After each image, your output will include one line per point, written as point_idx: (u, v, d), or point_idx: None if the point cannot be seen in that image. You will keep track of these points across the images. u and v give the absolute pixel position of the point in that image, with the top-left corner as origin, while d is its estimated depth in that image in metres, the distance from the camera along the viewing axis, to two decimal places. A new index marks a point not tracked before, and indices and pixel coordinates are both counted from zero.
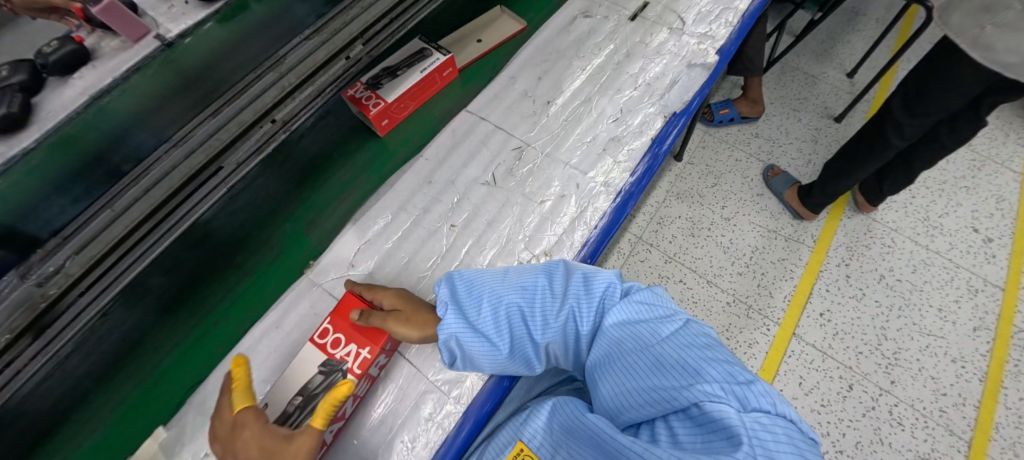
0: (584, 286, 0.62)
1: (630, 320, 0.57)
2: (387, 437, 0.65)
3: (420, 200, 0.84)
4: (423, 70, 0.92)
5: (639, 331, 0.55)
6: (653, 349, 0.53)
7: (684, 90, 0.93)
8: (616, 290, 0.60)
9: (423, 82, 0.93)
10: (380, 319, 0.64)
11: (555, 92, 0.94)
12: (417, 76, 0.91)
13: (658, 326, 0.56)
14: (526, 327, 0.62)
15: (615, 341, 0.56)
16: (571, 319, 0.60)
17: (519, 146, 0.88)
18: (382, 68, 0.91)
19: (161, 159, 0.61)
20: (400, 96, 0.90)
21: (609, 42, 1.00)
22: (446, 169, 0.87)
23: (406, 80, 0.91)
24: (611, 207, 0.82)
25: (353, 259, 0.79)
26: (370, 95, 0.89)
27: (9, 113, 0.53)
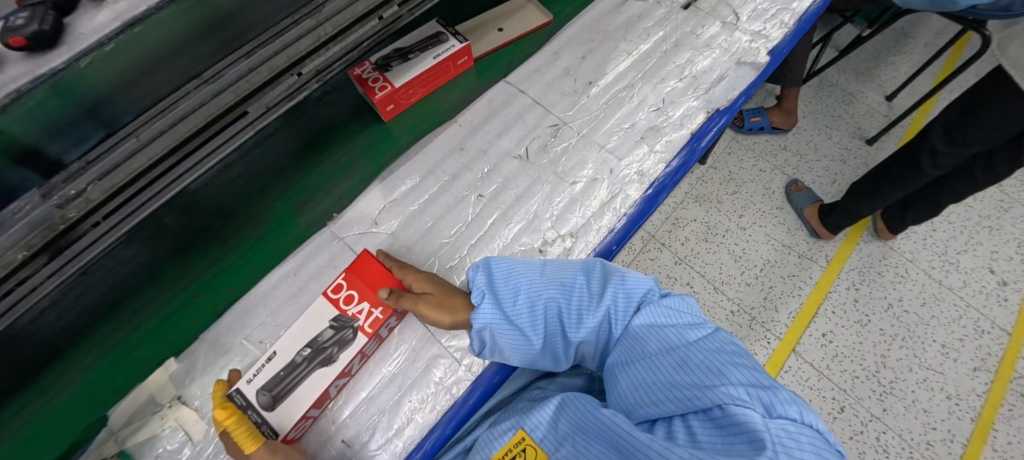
0: (618, 284, 0.61)
1: (661, 324, 0.57)
2: (395, 396, 0.65)
3: (449, 166, 0.82)
4: (436, 56, 0.88)
5: (667, 334, 0.55)
6: (680, 352, 0.53)
7: (730, 88, 0.90)
8: (649, 293, 0.60)
9: (434, 70, 0.89)
10: (412, 302, 0.63)
11: (598, 73, 0.91)
12: (429, 62, 0.87)
13: (686, 330, 0.55)
14: (555, 321, 0.62)
15: (641, 341, 0.56)
16: (602, 317, 0.60)
17: (556, 124, 0.86)
18: (394, 49, 0.88)
19: (188, 95, 0.56)
20: (409, 82, 0.87)
21: (659, 29, 0.97)
22: (479, 137, 0.85)
23: (418, 65, 0.87)
24: (641, 197, 0.80)
25: (376, 217, 0.78)
26: (378, 77, 0.86)
27: (40, 31, 0.46)
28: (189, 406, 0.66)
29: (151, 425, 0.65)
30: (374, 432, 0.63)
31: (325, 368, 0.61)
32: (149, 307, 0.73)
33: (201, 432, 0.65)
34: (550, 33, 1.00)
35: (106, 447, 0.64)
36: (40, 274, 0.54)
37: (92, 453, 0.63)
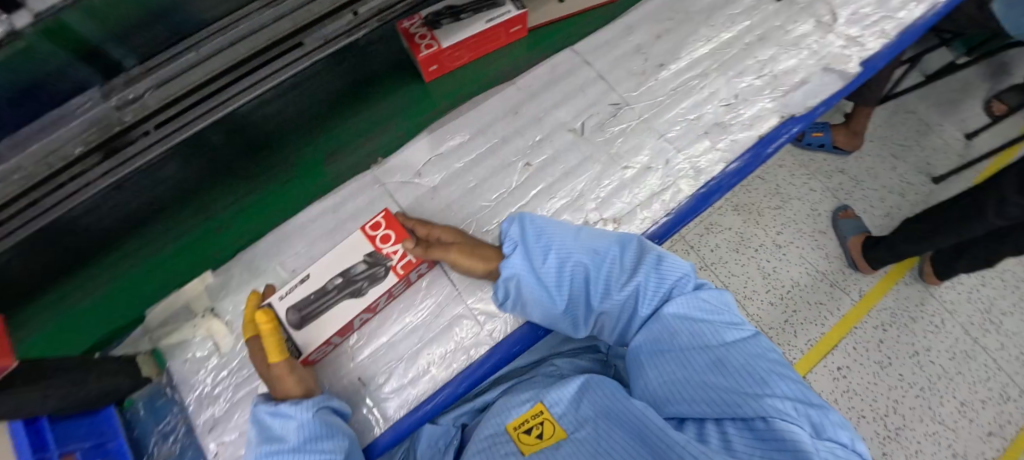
0: (655, 266, 0.58)
1: (697, 316, 0.54)
2: (414, 346, 0.66)
3: (501, 128, 0.80)
4: (490, 21, 0.83)
5: (704, 328, 0.53)
6: (717, 352, 0.50)
7: (810, 95, 0.84)
8: (685, 281, 0.57)
9: (485, 34, 0.84)
10: (445, 252, 0.63)
11: (671, 57, 0.86)
12: (480, 25, 0.82)
13: (724, 328, 0.53)
14: (583, 291, 0.61)
15: (675, 333, 0.53)
16: (633, 296, 0.58)
17: (617, 103, 0.82)
18: (446, 7, 0.83)
19: (252, 14, 0.55)
20: (459, 43, 0.82)
21: (745, 18, 0.90)
22: (536, 104, 0.82)
23: (470, 27, 0.82)
24: (693, 195, 0.76)
25: (420, 169, 0.77)
26: (426, 35, 0.81)
27: None
28: (220, 319, 0.69)
29: (184, 330, 0.68)
30: (390, 376, 0.65)
31: (350, 305, 0.62)
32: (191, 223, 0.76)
33: (228, 345, 0.68)
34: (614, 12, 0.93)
35: (141, 342, 0.67)
36: (93, 171, 0.55)
37: (126, 345, 0.67)
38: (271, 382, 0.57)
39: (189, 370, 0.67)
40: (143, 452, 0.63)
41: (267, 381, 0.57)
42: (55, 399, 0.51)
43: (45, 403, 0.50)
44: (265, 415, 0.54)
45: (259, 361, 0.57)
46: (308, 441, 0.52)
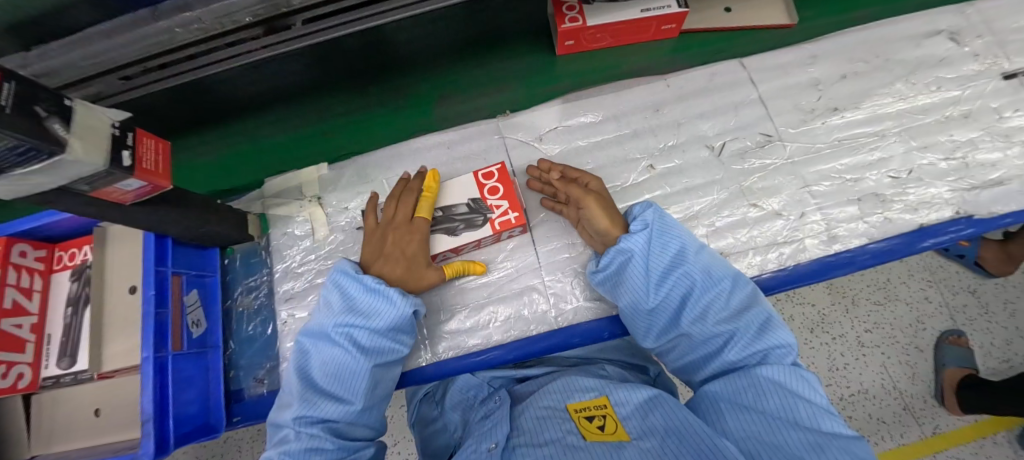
0: (764, 320, 0.53)
1: (797, 393, 0.48)
2: (482, 299, 0.66)
3: (635, 121, 0.76)
4: (647, 9, 0.73)
5: (804, 409, 0.47)
6: (814, 434, 0.45)
7: (1004, 199, 0.70)
8: (788, 353, 0.52)
9: (634, 25, 0.75)
10: (580, 193, 0.60)
11: (849, 104, 0.76)
12: (633, 13, 0.73)
13: (827, 420, 0.46)
14: (678, 306, 0.56)
15: (767, 397, 0.48)
16: (731, 338, 0.53)
17: (768, 134, 0.74)
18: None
19: None
20: (607, 25, 0.74)
21: (956, 86, 0.76)
22: (680, 107, 0.76)
23: (624, 12, 0.74)
24: (817, 260, 0.68)
25: (542, 134, 0.76)
26: (573, 6, 0.74)
27: None
28: (322, 208, 0.73)
29: (290, 206, 0.73)
30: (451, 317, 0.66)
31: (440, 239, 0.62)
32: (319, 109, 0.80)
33: (321, 234, 0.72)
34: (785, 41, 0.81)
35: (253, 204, 0.74)
36: (251, 42, 0.59)
37: (243, 202, 0.75)
38: (412, 268, 0.58)
39: (283, 243, 0.73)
40: (229, 297, 0.71)
41: (414, 264, 0.58)
42: (176, 227, 0.57)
43: (171, 226, 0.56)
44: (366, 283, 0.56)
45: (425, 249, 0.59)
46: (391, 331, 0.55)
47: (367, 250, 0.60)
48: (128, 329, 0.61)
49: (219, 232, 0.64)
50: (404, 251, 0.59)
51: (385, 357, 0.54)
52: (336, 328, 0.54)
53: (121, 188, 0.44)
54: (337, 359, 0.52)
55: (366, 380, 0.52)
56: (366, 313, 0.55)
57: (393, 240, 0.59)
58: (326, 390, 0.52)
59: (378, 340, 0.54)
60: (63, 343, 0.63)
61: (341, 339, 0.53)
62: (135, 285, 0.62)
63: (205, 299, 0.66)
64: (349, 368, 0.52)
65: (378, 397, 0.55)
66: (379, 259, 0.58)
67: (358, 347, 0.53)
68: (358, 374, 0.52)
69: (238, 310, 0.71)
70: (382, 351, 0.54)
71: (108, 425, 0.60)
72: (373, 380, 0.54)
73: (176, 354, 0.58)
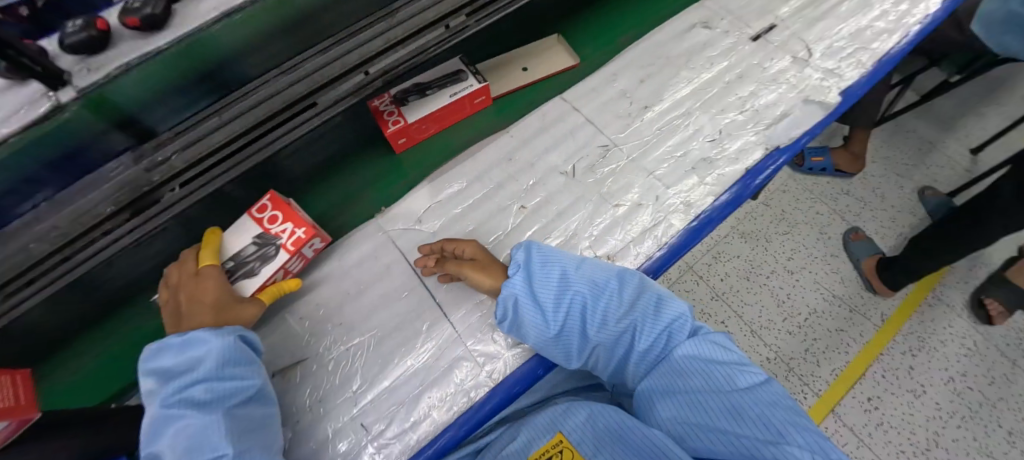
0: (656, 304, 0.60)
1: (705, 359, 0.56)
2: (415, 391, 0.67)
3: (496, 174, 0.84)
4: (453, 93, 0.87)
5: (716, 374, 0.55)
6: (730, 394, 0.53)
7: (792, 126, 0.89)
8: (684, 323, 0.59)
9: (450, 108, 0.88)
10: (458, 267, 0.68)
11: (655, 99, 0.93)
12: (445, 100, 0.87)
13: (735, 373, 0.55)
14: (582, 322, 0.61)
15: (684, 374, 0.56)
16: (640, 333, 0.59)
17: (606, 144, 0.87)
18: (414, 82, 0.87)
19: (266, 83, 0.64)
20: (425, 114, 0.86)
21: (723, 59, 0.97)
22: (529, 149, 0.87)
23: (437, 100, 0.87)
24: (684, 229, 0.79)
25: (420, 216, 0.81)
26: (393, 110, 0.86)
27: (153, 14, 0.52)
28: None
29: None
30: (391, 421, 0.65)
31: (246, 284, 0.65)
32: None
33: None
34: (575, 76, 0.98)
35: None
36: (120, 230, 0.57)
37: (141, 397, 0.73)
38: (220, 312, 0.60)
39: None
40: None
41: (223, 305, 0.60)
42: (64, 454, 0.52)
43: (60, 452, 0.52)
44: (176, 342, 0.56)
45: (223, 289, 0.61)
46: (226, 367, 0.56)
47: (177, 313, 0.62)
48: None
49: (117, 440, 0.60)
50: (202, 299, 0.59)
51: (235, 396, 0.55)
52: (165, 400, 0.53)
53: None
54: (188, 429, 0.52)
55: (221, 428, 0.53)
56: (192, 366, 0.55)
57: (187, 295, 0.60)
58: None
59: (218, 382, 0.55)
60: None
61: (176, 409, 0.52)
62: None
63: None
64: (194, 427, 0.52)
65: (249, 434, 0.56)
66: (186, 319, 0.59)
67: (198, 404, 0.53)
68: (209, 423, 0.52)
69: None
70: (222, 390, 0.54)
71: None
72: (236, 422, 0.55)
73: None
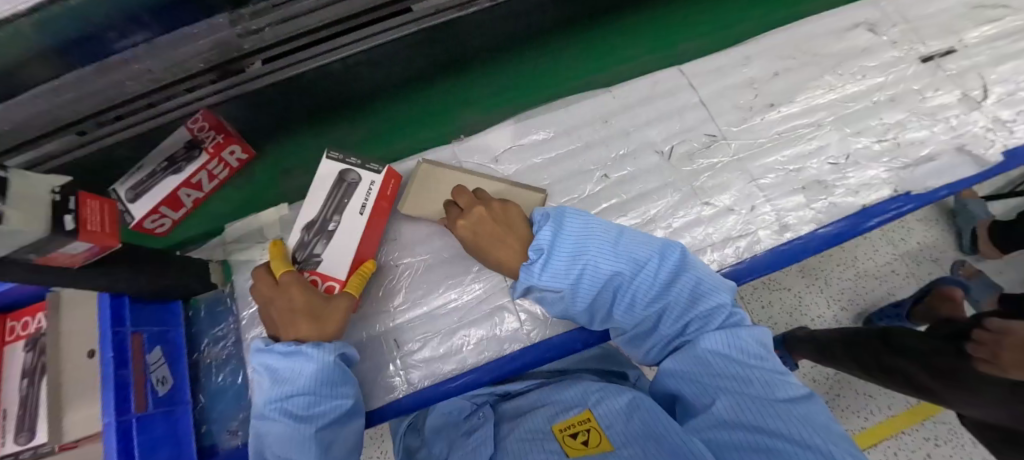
0: (691, 288, 0.55)
1: (741, 360, 0.50)
2: (453, 324, 0.69)
3: (584, 133, 0.78)
4: (365, 205, 0.68)
5: (756, 377, 0.48)
6: (773, 403, 0.45)
7: (936, 174, 0.77)
8: (718, 316, 0.53)
9: (374, 211, 0.69)
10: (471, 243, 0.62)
11: (786, 97, 0.81)
12: (360, 218, 0.67)
13: (778, 383, 0.47)
14: (610, 302, 0.57)
15: (719, 372, 0.49)
16: (677, 311, 0.55)
17: (714, 134, 0.78)
18: (303, 227, 0.66)
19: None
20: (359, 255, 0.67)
21: (883, 73, 0.83)
22: (627, 117, 0.79)
23: (348, 224, 0.66)
24: (768, 251, 0.71)
25: (498, 155, 0.77)
26: (315, 278, 0.64)
27: None
28: None
29: (253, 250, 0.79)
30: (420, 347, 0.69)
31: None
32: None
33: None
34: None
35: (215, 251, 0.80)
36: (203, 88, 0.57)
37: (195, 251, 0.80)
38: (314, 313, 0.59)
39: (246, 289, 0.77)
40: (196, 349, 0.74)
41: (319, 311, 0.59)
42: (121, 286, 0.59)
43: (126, 283, 0.59)
44: (279, 350, 0.57)
45: (311, 296, 0.60)
46: (326, 388, 0.56)
47: (277, 329, 0.60)
48: (85, 394, 0.64)
49: (181, 286, 0.69)
50: (298, 304, 0.59)
51: (328, 418, 0.56)
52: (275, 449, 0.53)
53: (69, 252, 0.46)
54: (277, 434, 0.54)
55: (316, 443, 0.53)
56: (291, 393, 0.55)
57: (308, 301, 0.59)
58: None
59: (309, 415, 0.55)
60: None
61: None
62: (92, 350, 0.64)
63: (170, 355, 0.69)
64: (298, 437, 0.53)
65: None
66: (288, 328, 0.58)
67: (298, 417, 0.54)
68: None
69: (206, 362, 0.74)
70: (324, 422, 0.55)
71: None
72: (321, 444, 0.54)
73: (141, 414, 0.60)
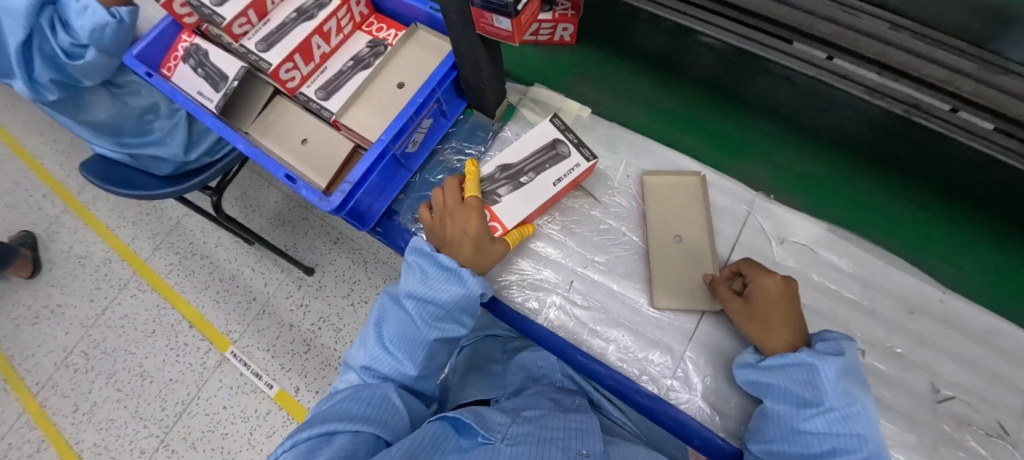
0: None
1: None
2: (621, 315, 0.71)
3: (877, 300, 0.69)
4: (558, 180, 0.70)
5: None
6: None
7: None
8: None
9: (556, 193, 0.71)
10: (738, 309, 0.61)
11: None
12: (547, 189, 0.69)
13: None
14: (805, 444, 0.49)
15: None
16: None
17: (1007, 430, 0.62)
18: (500, 166, 0.70)
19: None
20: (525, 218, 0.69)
21: None
22: (933, 327, 0.67)
23: (536, 188, 0.69)
24: None
25: (786, 238, 0.74)
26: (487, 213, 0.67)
27: None
28: None
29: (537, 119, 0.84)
30: (587, 296, 0.73)
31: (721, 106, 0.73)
32: (599, 85, 0.96)
33: None
34: None
35: (514, 93, 0.87)
36: None
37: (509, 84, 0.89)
38: (478, 245, 0.61)
39: (506, 138, 0.83)
40: (442, 144, 0.84)
41: (484, 244, 0.61)
42: (472, 67, 0.66)
43: (472, 67, 0.66)
44: (439, 260, 0.59)
45: (484, 227, 0.62)
46: (456, 312, 0.59)
47: (437, 241, 0.63)
48: (377, 108, 0.75)
49: (485, 100, 0.77)
50: (468, 229, 0.61)
51: (445, 334, 0.57)
52: (387, 334, 0.57)
53: (493, 22, 0.52)
54: (400, 324, 0.57)
55: (425, 350, 0.56)
56: (430, 301, 0.58)
57: (478, 230, 0.61)
58: (342, 413, 0.48)
59: (433, 325, 0.57)
60: (271, 33, 0.75)
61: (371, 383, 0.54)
62: (403, 84, 0.76)
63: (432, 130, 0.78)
64: (414, 336, 0.56)
65: (433, 370, 0.58)
66: (450, 245, 0.61)
67: (424, 321, 0.57)
68: (383, 391, 0.52)
69: (439, 158, 0.83)
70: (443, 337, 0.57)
71: (308, 153, 0.77)
72: (430, 352, 0.56)
73: (392, 154, 0.70)
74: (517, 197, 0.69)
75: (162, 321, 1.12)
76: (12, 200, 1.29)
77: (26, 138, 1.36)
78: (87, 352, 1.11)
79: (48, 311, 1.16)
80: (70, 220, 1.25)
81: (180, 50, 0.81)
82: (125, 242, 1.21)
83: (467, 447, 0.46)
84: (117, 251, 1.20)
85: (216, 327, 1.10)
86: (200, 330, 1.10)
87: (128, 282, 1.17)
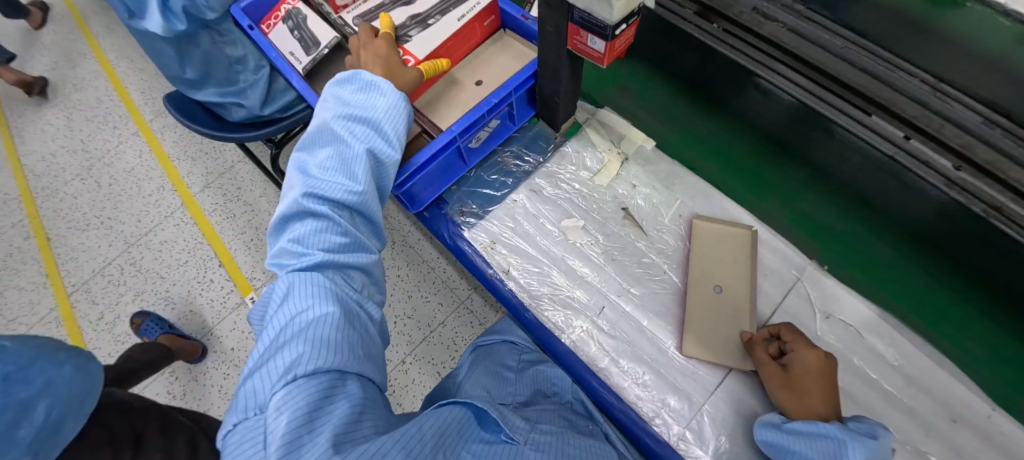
0: None
1: None
2: (645, 354, 0.71)
3: (917, 400, 0.66)
4: (465, 17, 0.74)
5: None
6: None
7: None
8: None
9: (463, 34, 0.74)
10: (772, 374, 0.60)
11: None
12: (454, 23, 0.73)
13: None
14: None
15: None
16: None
17: None
18: (410, 15, 0.74)
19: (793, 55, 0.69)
20: (440, 52, 0.72)
21: None
22: (972, 442, 0.64)
23: (442, 27, 0.73)
24: None
25: (833, 314, 0.72)
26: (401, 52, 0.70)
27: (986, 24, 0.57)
28: (619, 164, 0.83)
29: (603, 142, 0.85)
30: (615, 328, 0.73)
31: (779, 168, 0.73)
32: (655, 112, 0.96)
33: (602, 176, 0.83)
34: None
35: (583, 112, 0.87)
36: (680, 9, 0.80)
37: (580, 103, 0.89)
38: (388, 67, 0.62)
39: (568, 155, 0.85)
40: (504, 146, 0.85)
41: (392, 62, 0.63)
42: (557, 83, 0.68)
43: (557, 84, 0.68)
44: (358, 80, 0.58)
45: (390, 50, 0.64)
46: (384, 120, 0.56)
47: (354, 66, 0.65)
48: (452, 101, 0.77)
49: (558, 115, 0.78)
50: (382, 48, 0.64)
51: (379, 148, 0.54)
52: (312, 182, 0.50)
53: (590, 43, 0.53)
54: (326, 156, 0.52)
55: (364, 165, 0.52)
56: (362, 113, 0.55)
57: (387, 53, 0.64)
58: (342, 346, 0.40)
59: (362, 140, 0.53)
60: (371, 12, 0.79)
61: (315, 204, 0.48)
62: (481, 82, 0.78)
63: (499, 131, 0.80)
64: (347, 155, 0.52)
65: (375, 199, 0.53)
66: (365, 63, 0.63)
67: (353, 138, 0.53)
68: (332, 211, 0.49)
69: (498, 159, 0.85)
70: (377, 154, 0.54)
71: None
72: (371, 171, 0.53)
73: (459, 146, 0.72)
74: (424, 37, 0.71)
75: (197, 255, 1.18)
76: (92, 115, 1.39)
77: (117, 62, 1.46)
78: (124, 267, 1.18)
79: (101, 223, 1.24)
80: (137, 143, 1.34)
81: (282, 10, 0.86)
82: (181, 175, 1.28)
83: (490, 441, 0.46)
84: (172, 182, 1.27)
85: (244, 273, 1.15)
86: (229, 273, 1.15)
87: (175, 212, 1.23)
